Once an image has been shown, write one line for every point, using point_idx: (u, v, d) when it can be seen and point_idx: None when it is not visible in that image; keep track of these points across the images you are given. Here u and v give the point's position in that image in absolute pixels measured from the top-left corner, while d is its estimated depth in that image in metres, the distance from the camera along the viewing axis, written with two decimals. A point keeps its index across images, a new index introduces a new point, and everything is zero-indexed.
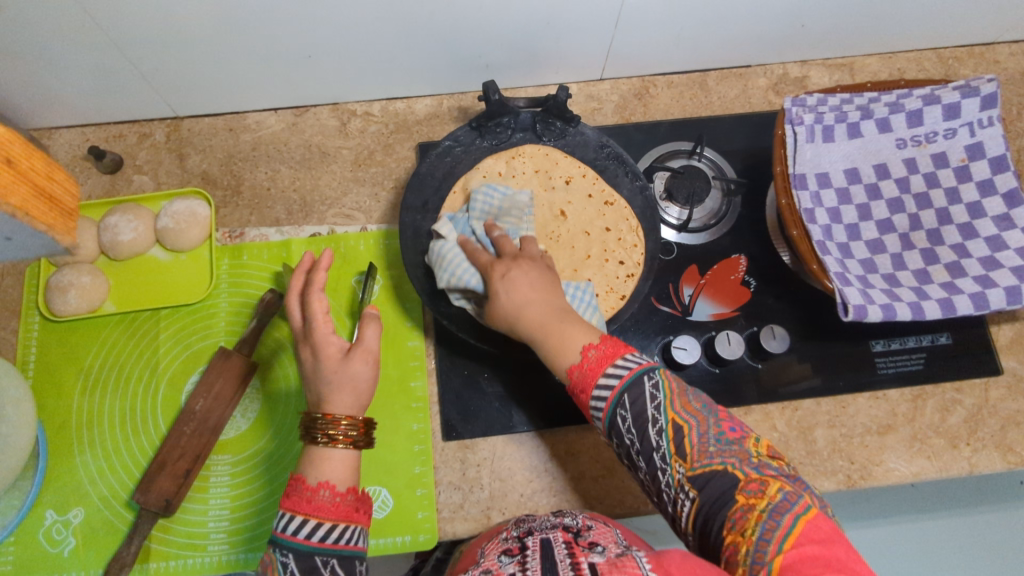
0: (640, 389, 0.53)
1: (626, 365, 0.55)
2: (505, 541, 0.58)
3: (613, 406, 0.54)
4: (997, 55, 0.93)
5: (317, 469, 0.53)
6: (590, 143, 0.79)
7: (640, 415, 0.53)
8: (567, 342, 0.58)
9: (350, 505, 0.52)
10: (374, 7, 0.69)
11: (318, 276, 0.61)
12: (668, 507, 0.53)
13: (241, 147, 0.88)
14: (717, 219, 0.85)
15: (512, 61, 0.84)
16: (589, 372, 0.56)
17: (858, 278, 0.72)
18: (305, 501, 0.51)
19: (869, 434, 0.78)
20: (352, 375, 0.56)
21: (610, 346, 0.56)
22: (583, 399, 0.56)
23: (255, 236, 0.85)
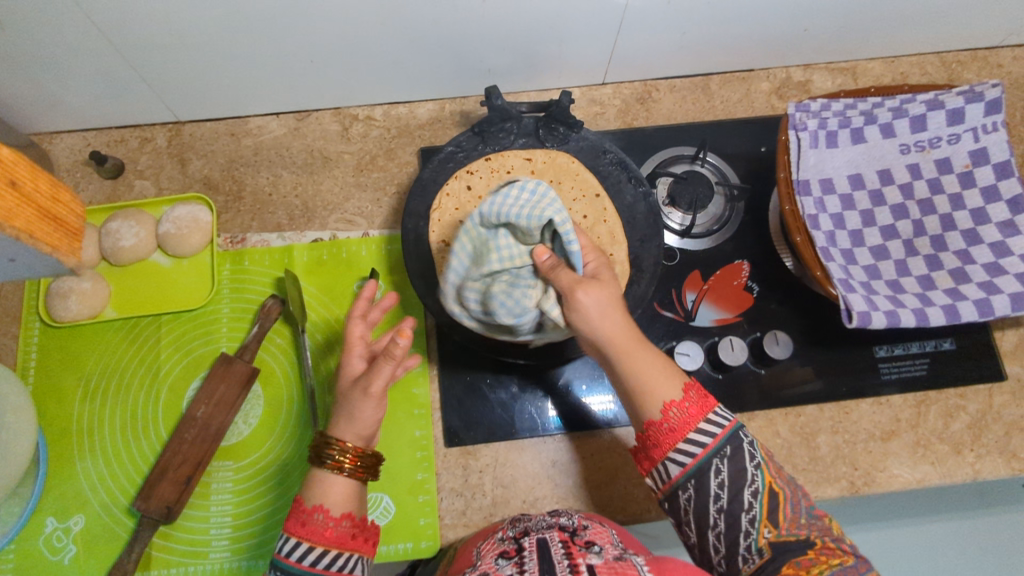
0: (738, 443, 0.55)
1: (721, 418, 0.55)
2: (501, 541, 0.58)
3: (705, 459, 0.54)
4: (1000, 59, 0.93)
5: (312, 491, 0.55)
6: (592, 148, 0.79)
7: (735, 473, 0.54)
8: (655, 382, 0.57)
9: (344, 531, 0.54)
10: (377, 9, 0.68)
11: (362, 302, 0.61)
12: (732, 563, 0.55)
13: (243, 152, 0.87)
14: (720, 224, 0.84)
15: (514, 65, 0.84)
16: (687, 414, 0.56)
17: (862, 285, 0.72)
18: (301, 524, 0.54)
19: (872, 440, 0.78)
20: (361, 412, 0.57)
21: (701, 400, 0.56)
22: (663, 445, 0.56)
23: (256, 241, 0.84)
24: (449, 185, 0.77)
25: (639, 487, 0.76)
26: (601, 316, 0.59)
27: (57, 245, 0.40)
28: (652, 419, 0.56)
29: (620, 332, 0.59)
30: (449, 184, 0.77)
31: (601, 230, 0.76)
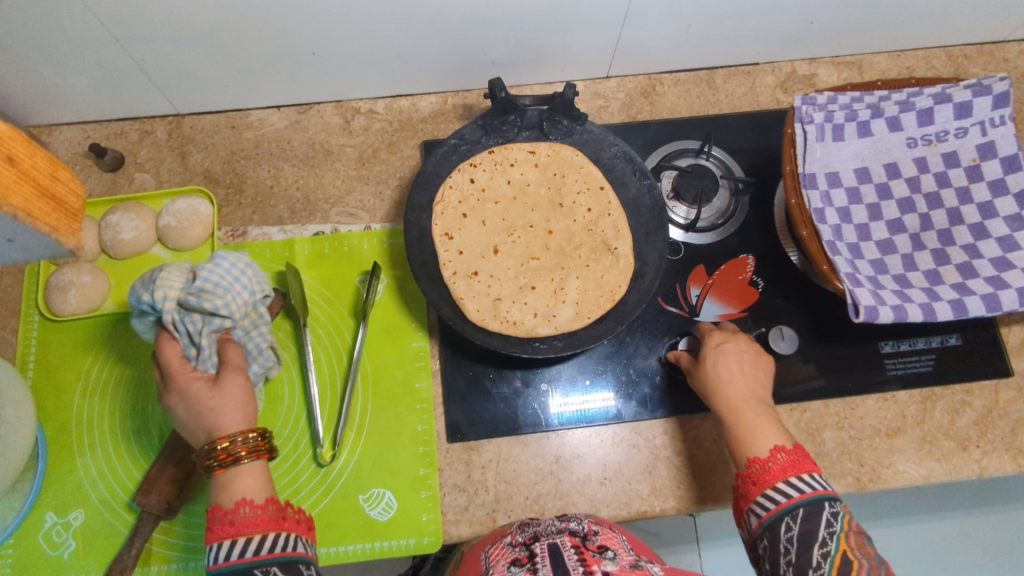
0: (817, 509, 0.53)
1: (805, 483, 0.55)
2: (512, 547, 0.60)
3: (777, 514, 0.54)
4: (1007, 54, 0.92)
5: (227, 492, 0.54)
6: (596, 141, 0.78)
7: (808, 531, 0.52)
8: (757, 434, 0.60)
9: (274, 514, 0.54)
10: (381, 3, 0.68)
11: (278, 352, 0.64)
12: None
13: (243, 145, 0.87)
14: (725, 218, 0.84)
15: (517, 58, 0.83)
16: (770, 469, 0.57)
17: (869, 279, 0.71)
18: (228, 524, 0.53)
19: (878, 436, 0.77)
20: (229, 391, 0.57)
21: (792, 462, 0.57)
22: (751, 491, 0.57)
23: (257, 234, 0.84)
24: (452, 178, 0.77)
25: (643, 482, 0.75)
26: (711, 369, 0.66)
27: (59, 230, 0.40)
28: (743, 472, 0.59)
29: (724, 392, 0.64)
30: (453, 176, 0.77)
31: (605, 223, 0.77)
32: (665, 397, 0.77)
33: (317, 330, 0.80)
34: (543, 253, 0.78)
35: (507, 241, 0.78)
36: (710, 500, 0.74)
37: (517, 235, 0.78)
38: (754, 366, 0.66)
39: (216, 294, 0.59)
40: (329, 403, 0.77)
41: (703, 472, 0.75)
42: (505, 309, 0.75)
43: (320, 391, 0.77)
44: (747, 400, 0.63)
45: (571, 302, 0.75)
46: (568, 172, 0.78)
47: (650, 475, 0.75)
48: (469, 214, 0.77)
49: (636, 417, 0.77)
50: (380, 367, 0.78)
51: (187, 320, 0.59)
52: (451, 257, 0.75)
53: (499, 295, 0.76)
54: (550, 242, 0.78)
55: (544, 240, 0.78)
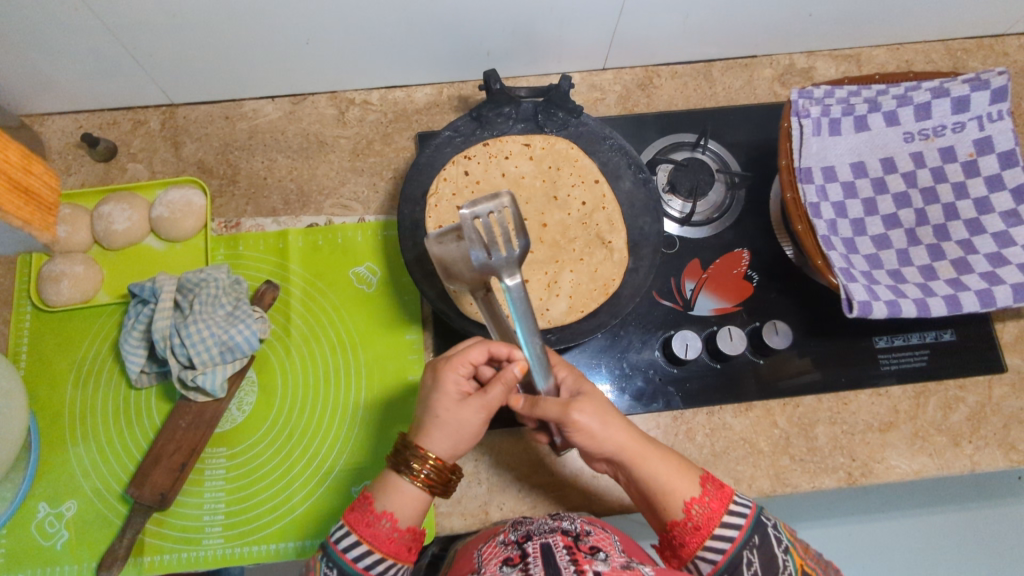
0: (764, 531, 0.55)
1: (743, 508, 0.56)
2: (504, 545, 0.61)
3: (735, 553, 0.54)
4: (1006, 47, 0.92)
5: (385, 495, 0.56)
6: (592, 134, 0.78)
7: (769, 560, 0.54)
8: (677, 479, 0.57)
9: (403, 544, 0.55)
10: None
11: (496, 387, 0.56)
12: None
13: (237, 136, 0.86)
14: (720, 212, 0.83)
15: (512, 49, 0.82)
16: (710, 509, 0.55)
17: (863, 274, 0.71)
18: (366, 524, 0.54)
19: (870, 431, 0.78)
20: (459, 422, 0.56)
21: (721, 493, 0.56)
22: (693, 539, 0.55)
23: (251, 226, 0.83)
24: (446, 170, 0.76)
25: None
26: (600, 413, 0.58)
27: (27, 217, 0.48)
28: (675, 522, 0.56)
29: (628, 435, 0.58)
30: (447, 167, 0.76)
31: (600, 217, 0.76)
32: (657, 391, 0.77)
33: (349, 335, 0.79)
34: (536, 247, 0.77)
35: None
36: None
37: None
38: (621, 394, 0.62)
39: (200, 285, 0.71)
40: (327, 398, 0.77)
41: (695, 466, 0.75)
42: (498, 303, 0.75)
43: (315, 385, 0.77)
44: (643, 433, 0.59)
45: (564, 296, 0.75)
46: (563, 165, 0.78)
47: None
48: (463, 206, 0.76)
49: (630, 411, 0.77)
50: (374, 360, 0.78)
51: (161, 311, 0.70)
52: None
53: (492, 288, 0.75)
54: (544, 236, 0.77)
55: (538, 233, 0.77)
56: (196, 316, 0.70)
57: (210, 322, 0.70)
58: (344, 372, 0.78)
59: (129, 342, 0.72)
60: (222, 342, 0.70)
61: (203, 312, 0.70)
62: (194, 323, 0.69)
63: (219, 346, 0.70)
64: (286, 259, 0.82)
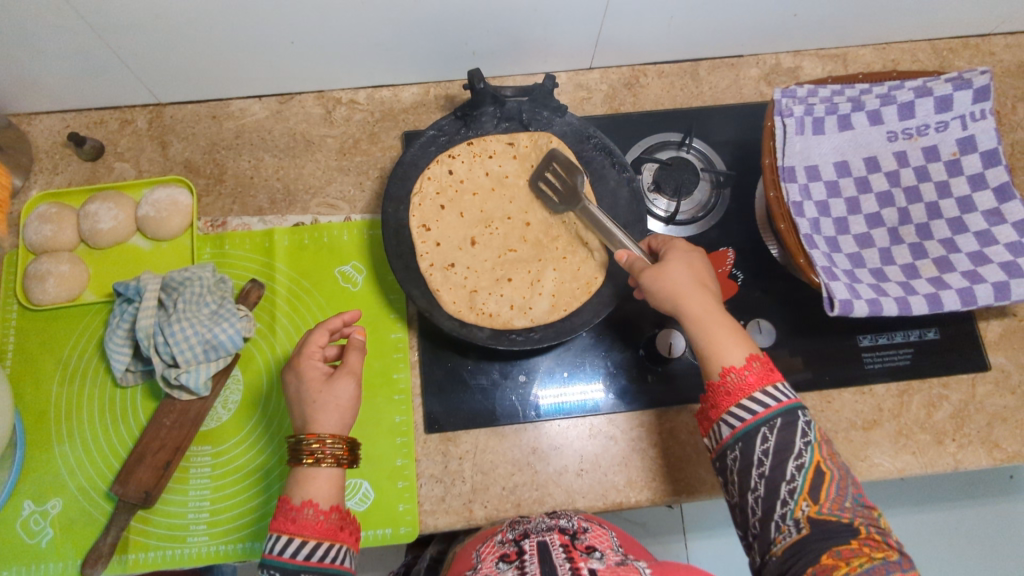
0: (793, 419, 0.54)
1: (780, 393, 0.54)
2: (501, 544, 0.61)
3: (754, 424, 0.54)
4: (992, 47, 0.92)
5: (301, 489, 0.57)
6: (576, 133, 0.77)
7: (785, 443, 0.53)
8: (724, 345, 0.58)
9: (334, 523, 0.56)
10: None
11: (353, 358, 0.63)
12: (767, 534, 0.53)
13: (224, 135, 0.87)
14: (706, 211, 0.83)
15: (498, 48, 0.83)
16: (745, 380, 0.55)
17: (846, 273, 0.71)
18: (288, 520, 0.55)
19: (854, 429, 0.78)
20: (336, 394, 0.61)
21: (765, 372, 0.56)
22: (723, 401, 0.56)
23: (237, 225, 0.83)
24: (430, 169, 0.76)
25: (619, 474, 0.75)
26: (680, 273, 0.62)
27: None
28: (712, 381, 0.57)
29: (701, 299, 0.60)
30: (432, 167, 0.77)
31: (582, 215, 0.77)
32: (641, 388, 0.78)
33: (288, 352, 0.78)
34: (520, 245, 0.78)
35: (482, 233, 0.78)
36: (684, 493, 0.75)
37: (495, 226, 0.78)
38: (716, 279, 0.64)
39: (185, 284, 0.71)
40: None
41: (679, 464, 0.76)
42: (481, 299, 0.75)
43: None
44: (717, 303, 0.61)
45: (547, 294, 0.75)
46: None
47: (627, 467, 0.76)
48: (447, 205, 0.77)
49: (614, 409, 0.77)
50: None
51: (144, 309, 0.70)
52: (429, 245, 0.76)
53: (475, 286, 0.76)
54: (527, 235, 0.78)
55: (522, 231, 0.78)
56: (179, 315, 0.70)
57: (195, 321, 0.70)
58: (275, 383, 0.77)
59: (114, 341, 0.72)
60: (206, 340, 0.70)
61: (187, 312, 0.70)
62: (178, 323, 0.69)
63: (203, 346, 0.70)
64: (272, 258, 0.82)
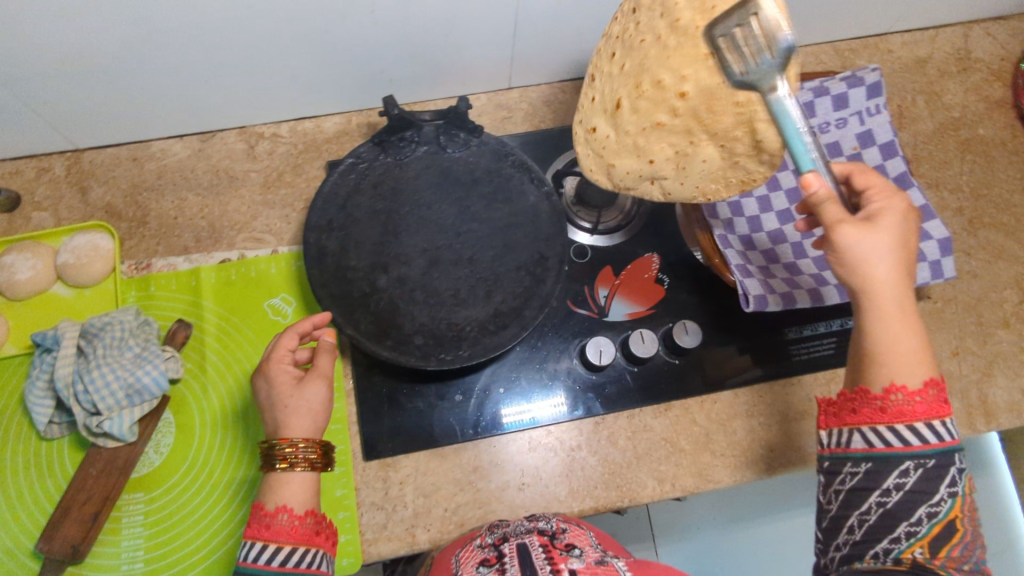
0: (949, 462, 0.50)
1: (942, 433, 0.50)
2: (480, 549, 0.62)
3: (894, 454, 0.50)
4: (890, 45, 0.96)
5: (274, 495, 0.57)
6: (494, 151, 0.79)
7: (925, 487, 0.50)
8: (906, 359, 0.51)
9: (309, 528, 0.56)
10: (270, 18, 0.68)
11: (323, 360, 0.64)
12: (859, 551, 0.52)
13: (146, 177, 0.86)
14: (628, 219, 0.86)
15: (415, 74, 0.84)
16: (910, 407, 0.50)
17: (760, 270, 0.74)
18: (264, 526, 0.54)
19: (786, 420, 0.79)
20: (307, 398, 0.61)
21: (937, 404, 0.51)
22: (870, 415, 0.52)
23: (162, 266, 0.83)
24: (351, 197, 0.76)
25: (560, 485, 0.76)
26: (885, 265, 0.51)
27: None
28: (869, 389, 0.52)
29: (900, 289, 0.52)
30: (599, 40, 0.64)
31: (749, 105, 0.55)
32: (577, 397, 0.79)
33: (237, 409, 0.77)
34: (668, 118, 0.58)
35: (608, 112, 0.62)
36: (626, 498, 0.75)
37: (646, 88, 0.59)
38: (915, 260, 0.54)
39: (105, 328, 0.71)
40: (246, 433, 0.76)
41: (619, 469, 0.76)
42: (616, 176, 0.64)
43: (234, 417, 0.77)
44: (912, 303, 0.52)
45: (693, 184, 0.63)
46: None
47: (570, 477, 0.76)
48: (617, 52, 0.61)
49: (552, 420, 0.77)
50: None
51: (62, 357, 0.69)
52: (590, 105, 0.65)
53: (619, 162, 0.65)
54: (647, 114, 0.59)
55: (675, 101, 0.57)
56: (99, 362, 0.69)
57: (117, 366, 0.69)
58: (209, 419, 0.76)
59: (34, 393, 0.71)
60: (128, 384, 0.69)
61: (107, 357, 0.69)
62: (97, 369, 0.68)
63: (126, 391, 0.69)
64: (199, 297, 0.81)
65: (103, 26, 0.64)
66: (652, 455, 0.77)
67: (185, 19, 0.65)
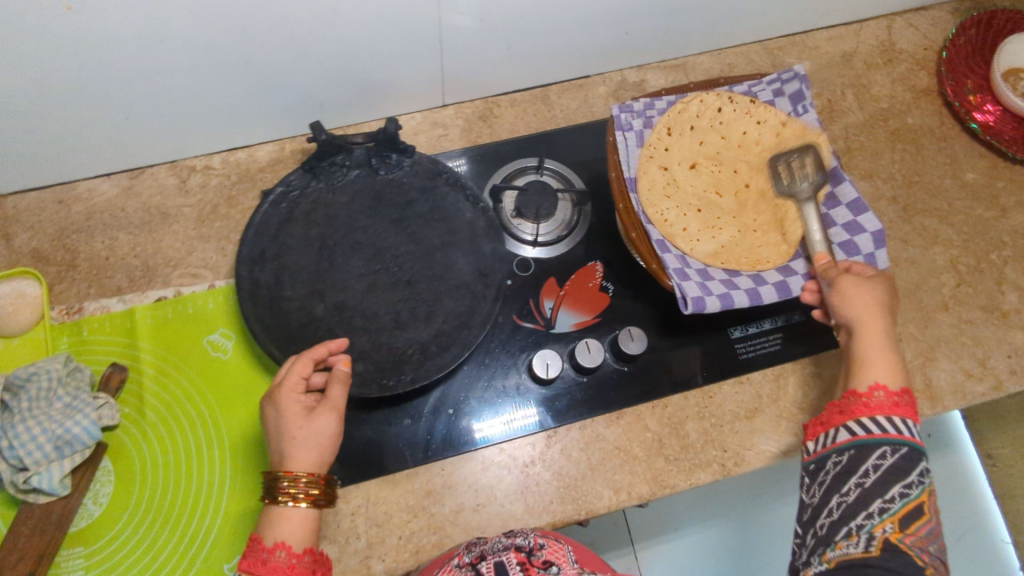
0: (920, 455, 0.52)
1: (913, 429, 0.53)
2: (458, 569, 0.61)
3: (873, 439, 0.53)
4: (816, 41, 0.98)
5: (273, 529, 0.56)
6: (427, 170, 0.79)
7: (899, 467, 0.51)
8: (881, 371, 0.58)
9: (306, 566, 0.55)
10: (188, 48, 0.66)
11: (336, 389, 0.63)
12: (832, 533, 0.51)
13: (74, 219, 0.84)
14: (569, 229, 0.85)
15: (345, 98, 0.83)
16: (888, 404, 0.55)
17: (699, 272, 0.74)
18: (261, 562, 0.54)
19: (738, 419, 0.79)
20: (316, 429, 0.61)
21: (911, 409, 0.55)
22: (853, 411, 0.55)
23: (95, 308, 0.80)
24: (283, 226, 0.74)
25: (516, 503, 0.74)
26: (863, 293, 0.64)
27: None
28: (857, 390, 0.57)
29: (876, 326, 0.62)
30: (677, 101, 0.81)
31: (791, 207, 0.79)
32: (528, 412, 0.78)
33: (179, 452, 0.75)
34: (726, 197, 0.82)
35: (675, 173, 0.81)
36: (583, 511, 0.74)
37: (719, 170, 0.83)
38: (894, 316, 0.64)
39: (31, 380, 0.68)
40: (189, 476, 0.74)
41: (575, 482, 0.76)
42: (667, 207, 0.78)
43: (176, 460, 0.74)
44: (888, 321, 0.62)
45: (716, 242, 0.78)
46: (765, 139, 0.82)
47: (525, 495, 0.75)
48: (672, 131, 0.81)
49: (504, 438, 0.77)
50: (235, 428, 0.76)
51: None
52: (657, 143, 0.80)
53: (669, 197, 0.79)
54: (741, 193, 0.82)
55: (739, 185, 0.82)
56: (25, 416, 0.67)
57: (45, 420, 0.67)
58: (150, 464, 0.74)
59: None
60: (56, 437, 0.67)
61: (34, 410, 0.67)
62: (23, 424, 0.66)
63: (54, 445, 0.67)
64: (134, 338, 0.79)
65: (14, 69, 0.62)
66: (606, 466, 0.77)
67: (97, 56, 0.64)
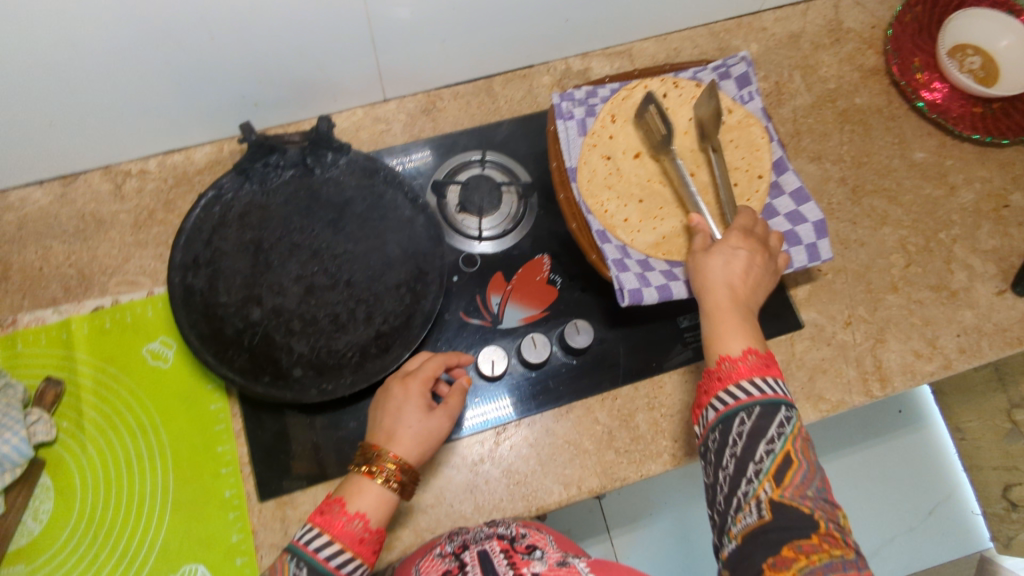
0: (775, 410, 0.52)
1: (768, 385, 0.53)
2: (441, 558, 0.61)
3: (732, 409, 0.53)
4: (763, 23, 0.97)
5: (358, 497, 0.58)
6: (363, 168, 0.77)
7: (759, 429, 0.52)
8: (725, 337, 0.57)
9: (371, 544, 0.57)
10: (105, 53, 0.64)
11: (452, 399, 0.66)
12: (728, 510, 0.52)
13: (5, 229, 0.81)
14: (514, 222, 0.85)
15: (280, 96, 0.81)
16: (738, 369, 0.55)
17: (638, 263, 0.74)
18: (338, 525, 0.56)
19: (688, 408, 0.79)
20: (429, 427, 0.63)
21: (761, 364, 0.55)
22: (714, 386, 0.56)
23: (29, 320, 0.78)
24: (217, 230, 0.73)
25: (466, 502, 0.74)
26: (715, 269, 0.63)
27: None
28: (709, 368, 0.57)
29: (723, 298, 0.61)
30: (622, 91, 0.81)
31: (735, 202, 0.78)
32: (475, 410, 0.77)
33: (119, 464, 0.73)
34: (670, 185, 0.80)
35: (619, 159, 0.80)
36: (534, 507, 0.74)
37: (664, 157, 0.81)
38: (758, 281, 0.63)
39: None
40: (130, 488, 0.72)
41: (526, 478, 0.75)
42: (608, 198, 0.77)
43: (118, 472, 0.73)
44: (736, 294, 0.61)
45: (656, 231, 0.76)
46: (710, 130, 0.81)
47: (474, 494, 0.74)
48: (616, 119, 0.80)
49: (452, 437, 0.76)
50: (177, 437, 0.74)
51: None
52: (601, 131, 0.80)
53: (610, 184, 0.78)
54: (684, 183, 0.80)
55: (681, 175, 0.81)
56: None
57: None
58: (90, 478, 0.73)
59: None
60: None
61: None
62: None
63: None
64: (71, 349, 0.77)
65: None
66: (556, 460, 0.76)
67: (8, 64, 0.61)
